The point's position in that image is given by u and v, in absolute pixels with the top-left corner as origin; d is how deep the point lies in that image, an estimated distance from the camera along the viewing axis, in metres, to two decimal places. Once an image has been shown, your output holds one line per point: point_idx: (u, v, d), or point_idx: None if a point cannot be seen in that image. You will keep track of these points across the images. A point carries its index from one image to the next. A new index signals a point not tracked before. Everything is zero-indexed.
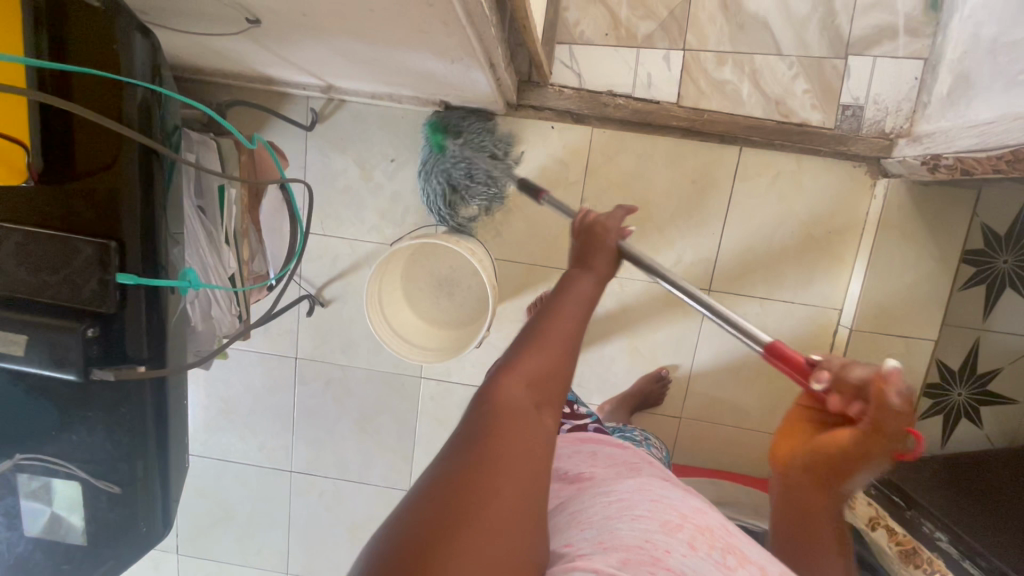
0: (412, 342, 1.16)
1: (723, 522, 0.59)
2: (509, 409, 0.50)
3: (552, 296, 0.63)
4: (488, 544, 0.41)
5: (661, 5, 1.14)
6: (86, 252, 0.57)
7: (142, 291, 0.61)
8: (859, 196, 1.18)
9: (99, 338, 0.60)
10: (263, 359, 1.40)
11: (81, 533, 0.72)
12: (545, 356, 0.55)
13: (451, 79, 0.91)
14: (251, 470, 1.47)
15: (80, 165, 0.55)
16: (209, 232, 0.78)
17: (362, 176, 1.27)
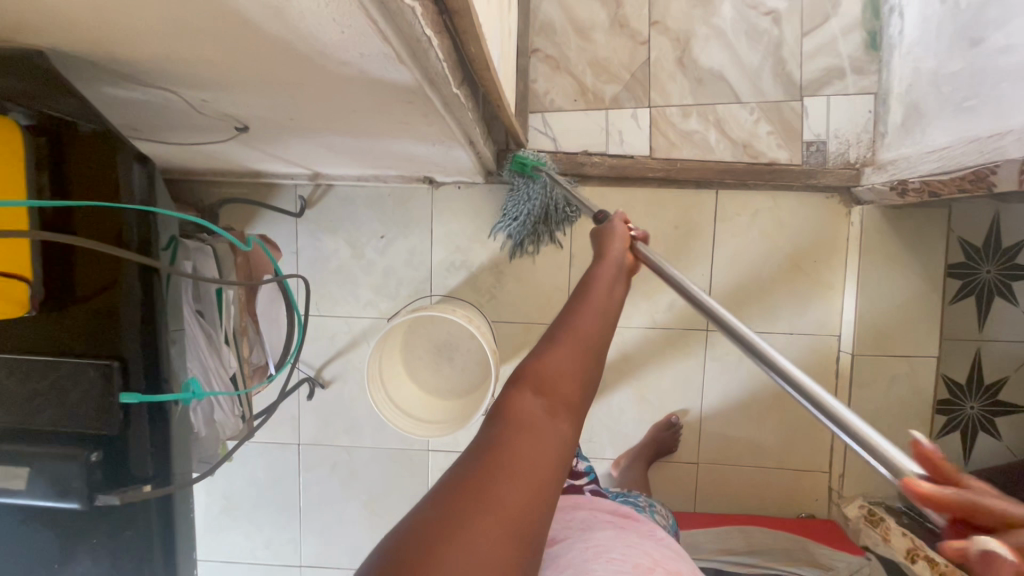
0: (417, 416, 1.14)
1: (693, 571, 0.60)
2: (524, 411, 0.49)
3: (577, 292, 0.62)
4: (483, 547, 0.40)
5: (623, 69, 1.22)
6: (89, 375, 0.57)
7: (146, 408, 0.61)
8: (836, 224, 1.22)
9: (103, 462, 0.60)
10: (265, 449, 1.37)
11: None
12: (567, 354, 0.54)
13: (433, 159, 0.95)
14: (258, 570, 1.40)
15: (81, 289, 0.57)
16: (209, 334, 0.80)
17: (354, 254, 1.29)
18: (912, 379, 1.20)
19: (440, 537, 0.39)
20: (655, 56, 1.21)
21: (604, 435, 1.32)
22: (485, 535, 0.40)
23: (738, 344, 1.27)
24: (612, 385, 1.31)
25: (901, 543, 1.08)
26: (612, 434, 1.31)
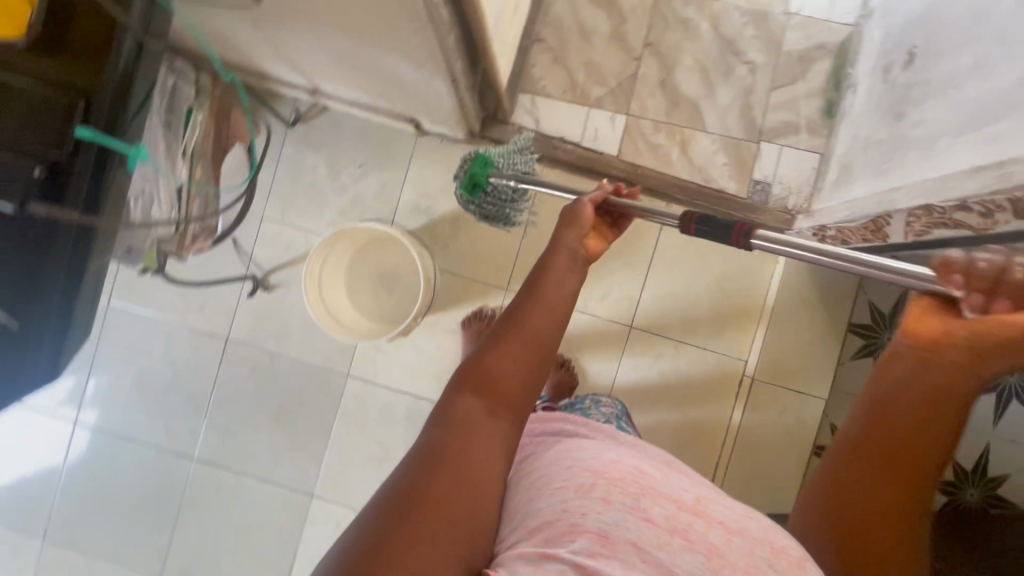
0: (342, 324, 1.24)
1: (635, 471, 0.67)
2: (468, 420, 0.62)
3: (528, 300, 0.73)
4: (434, 544, 0.51)
5: (612, 76, 1.35)
6: (55, 104, 0.66)
7: (95, 149, 0.67)
8: (765, 259, 1.34)
9: (46, 180, 0.67)
10: (194, 335, 1.41)
11: None
12: (507, 365, 0.66)
13: (419, 89, 1.06)
14: (150, 452, 1.41)
15: (74, 38, 0.66)
16: (170, 142, 0.88)
17: (329, 175, 1.38)
18: (798, 414, 1.30)
19: (397, 537, 0.50)
20: (643, 73, 1.35)
21: None
22: (434, 526, 0.52)
23: (655, 346, 1.36)
24: None
25: None
26: None
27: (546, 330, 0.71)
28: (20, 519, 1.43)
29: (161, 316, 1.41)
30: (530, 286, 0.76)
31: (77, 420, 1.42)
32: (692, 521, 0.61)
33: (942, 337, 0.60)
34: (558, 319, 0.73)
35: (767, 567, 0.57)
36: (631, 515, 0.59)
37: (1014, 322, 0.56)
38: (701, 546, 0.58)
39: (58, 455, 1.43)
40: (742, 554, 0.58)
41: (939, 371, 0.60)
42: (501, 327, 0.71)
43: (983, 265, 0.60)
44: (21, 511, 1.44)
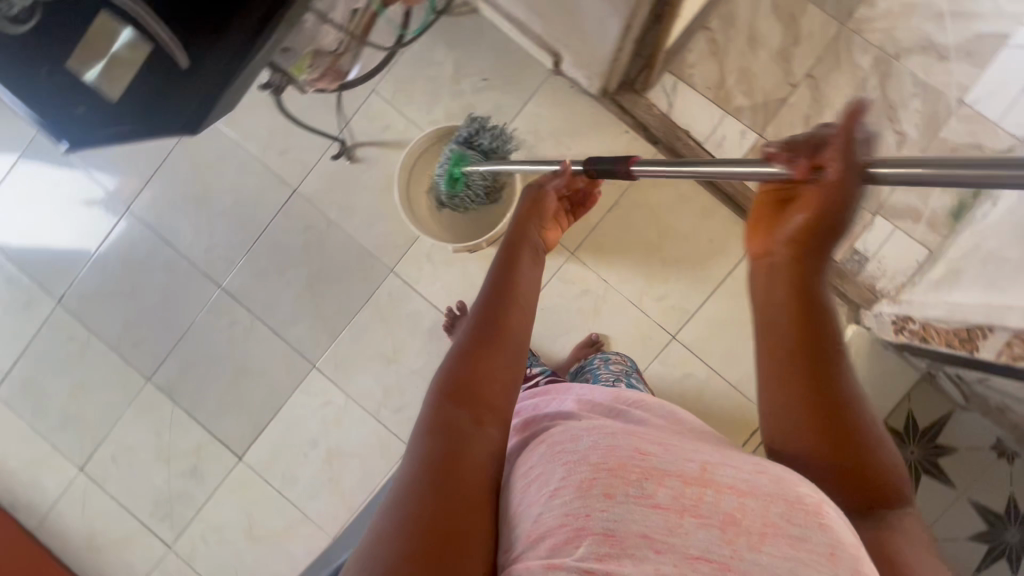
0: (419, 219, 1.27)
1: (637, 450, 0.55)
2: (451, 437, 0.58)
3: (492, 298, 0.72)
4: None
5: (762, 92, 1.30)
6: None
7: None
8: None
9: None
10: (264, 174, 1.40)
11: (99, 92, 0.54)
12: (477, 367, 0.64)
13: (586, 22, 1.03)
14: (183, 265, 1.43)
15: None
16: None
17: (452, 76, 1.35)
18: None
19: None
20: (793, 101, 1.30)
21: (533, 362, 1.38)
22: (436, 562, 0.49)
23: (689, 366, 1.34)
24: (569, 327, 1.37)
25: None
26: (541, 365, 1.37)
27: (514, 326, 0.69)
28: (45, 275, 1.47)
29: (242, 143, 1.40)
30: (492, 283, 0.74)
31: (130, 207, 1.44)
32: (701, 491, 0.52)
33: (770, 240, 0.64)
34: (526, 312, 0.72)
35: (787, 525, 0.50)
36: (636, 505, 0.52)
37: (812, 197, 0.58)
38: (714, 518, 0.50)
39: (101, 232, 1.46)
40: (761, 521, 0.50)
41: (783, 265, 0.62)
42: (468, 333, 0.68)
43: (799, 134, 0.61)
44: (48, 269, 1.47)
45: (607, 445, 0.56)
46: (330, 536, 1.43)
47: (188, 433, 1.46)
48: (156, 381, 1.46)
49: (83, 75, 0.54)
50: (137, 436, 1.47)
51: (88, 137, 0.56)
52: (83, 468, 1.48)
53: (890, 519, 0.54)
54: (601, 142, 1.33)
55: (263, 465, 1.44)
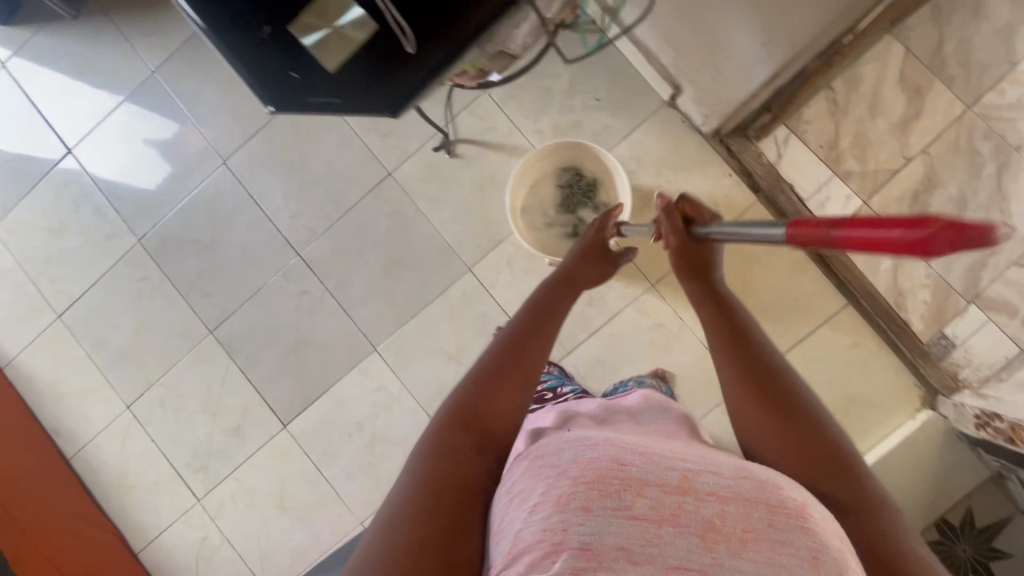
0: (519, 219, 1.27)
1: (617, 465, 0.55)
2: (447, 457, 0.61)
3: (511, 335, 0.76)
4: None
5: (873, 160, 1.29)
6: None
7: None
8: (900, 410, 1.29)
9: None
10: (363, 152, 1.42)
11: (314, 64, 0.56)
12: (484, 393, 0.68)
13: (727, 64, 1.03)
14: (266, 226, 1.45)
15: None
16: None
17: (565, 90, 1.36)
18: None
19: None
20: (904, 174, 1.28)
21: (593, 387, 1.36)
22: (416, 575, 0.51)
23: None
24: (637, 358, 1.35)
25: None
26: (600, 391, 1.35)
27: (528, 363, 0.72)
28: (131, 212, 1.50)
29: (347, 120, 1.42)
30: (517, 322, 0.79)
31: (224, 161, 1.46)
32: (681, 501, 0.52)
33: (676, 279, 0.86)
34: (541, 351, 0.75)
35: (768, 529, 0.50)
36: (618, 521, 0.51)
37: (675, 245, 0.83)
38: (695, 527, 0.51)
39: (191, 180, 1.48)
40: (740, 527, 0.50)
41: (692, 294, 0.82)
42: (482, 362, 0.72)
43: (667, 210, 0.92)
44: (135, 208, 1.50)
45: (593, 463, 0.55)
46: (358, 520, 1.42)
47: (238, 392, 1.47)
48: (216, 335, 1.47)
49: (302, 39, 0.55)
50: (187, 385, 1.48)
51: (285, 99, 0.58)
52: (131, 406, 1.50)
53: (857, 504, 0.56)
54: (702, 182, 1.33)
55: (305, 437, 1.44)
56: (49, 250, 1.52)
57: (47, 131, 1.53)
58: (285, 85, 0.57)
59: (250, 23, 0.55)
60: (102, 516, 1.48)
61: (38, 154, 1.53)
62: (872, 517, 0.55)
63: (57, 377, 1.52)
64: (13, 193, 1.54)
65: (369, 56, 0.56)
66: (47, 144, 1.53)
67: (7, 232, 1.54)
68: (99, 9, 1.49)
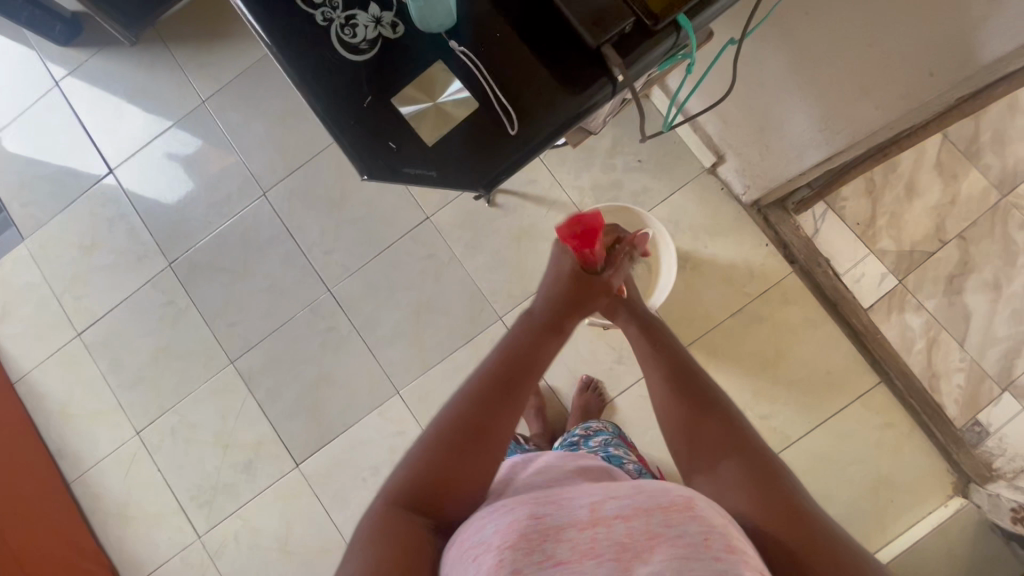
0: None
1: (532, 516, 0.49)
2: (396, 530, 0.54)
3: (474, 390, 0.67)
4: None
5: (910, 241, 1.30)
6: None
7: (672, 39, 0.60)
8: (931, 496, 1.24)
9: (619, 36, 0.59)
10: (405, 195, 1.43)
11: (411, 138, 0.61)
12: (442, 460, 0.60)
13: (778, 140, 1.06)
14: (300, 260, 1.45)
15: None
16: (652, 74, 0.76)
17: (608, 150, 1.38)
18: None
19: None
20: (939, 257, 1.30)
21: None
22: None
23: None
24: None
25: None
26: None
27: (495, 421, 0.64)
28: (165, 236, 1.50)
29: None
30: (483, 368, 0.71)
31: (264, 193, 1.47)
32: (595, 532, 0.48)
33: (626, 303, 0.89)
34: (513, 410, 0.67)
35: (666, 528, 0.47)
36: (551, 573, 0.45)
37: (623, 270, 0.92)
38: (608, 552, 0.46)
39: (228, 209, 1.49)
40: (645, 537, 0.47)
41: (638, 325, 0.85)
42: (440, 420, 0.64)
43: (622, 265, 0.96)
44: (170, 231, 1.50)
45: (509, 519, 0.49)
46: None
47: (253, 426, 1.43)
48: (238, 366, 1.44)
49: (399, 108, 0.61)
50: (202, 415, 1.44)
51: (375, 165, 0.61)
52: (140, 433, 1.46)
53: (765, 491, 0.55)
54: (739, 249, 1.33)
55: (317, 478, 1.39)
56: (79, 267, 1.52)
57: (92, 151, 1.55)
58: (377, 148, 0.61)
59: (355, 93, 0.62)
60: (97, 548, 1.42)
61: (80, 173, 1.55)
62: (770, 480, 0.56)
63: (69, 397, 1.49)
64: (51, 209, 1.55)
65: (462, 133, 0.61)
66: (90, 163, 1.55)
67: (39, 247, 1.54)
68: (159, 39, 1.54)
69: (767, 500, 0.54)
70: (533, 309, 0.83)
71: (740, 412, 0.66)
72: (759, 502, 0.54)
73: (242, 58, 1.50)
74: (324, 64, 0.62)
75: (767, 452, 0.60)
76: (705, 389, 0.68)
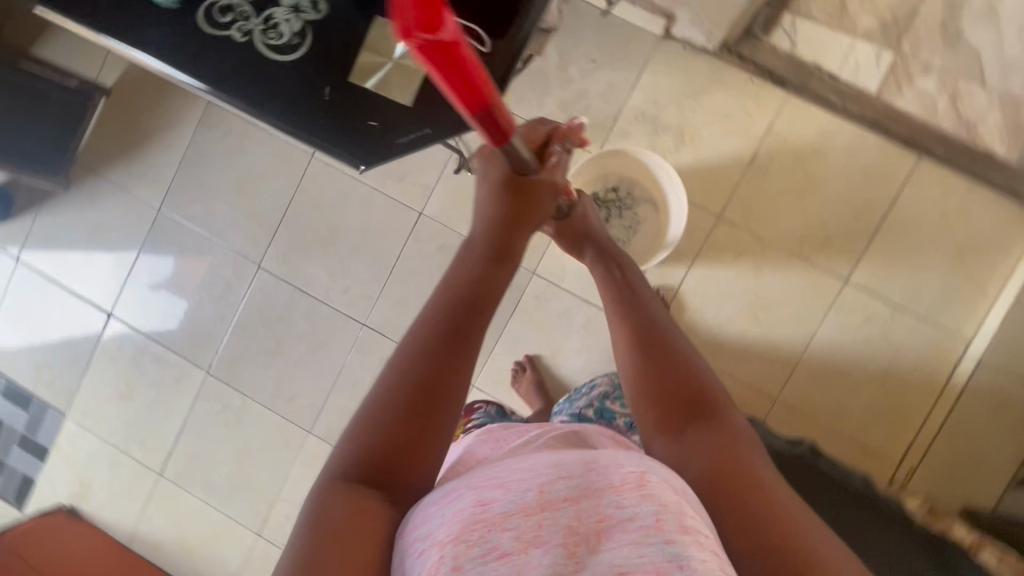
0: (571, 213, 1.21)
1: (477, 504, 0.43)
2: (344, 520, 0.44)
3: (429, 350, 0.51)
4: None
5: (888, 8, 1.23)
6: None
7: None
8: (1014, 240, 1.20)
9: None
10: (389, 203, 1.39)
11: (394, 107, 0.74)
12: (397, 431, 0.48)
13: None
14: (323, 310, 1.42)
15: None
16: None
17: (558, 65, 1.32)
18: None
19: None
20: (924, 9, 1.22)
21: (700, 338, 1.29)
22: None
23: (869, 308, 1.25)
24: (732, 292, 1.29)
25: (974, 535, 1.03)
26: (709, 343, 1.29)
27: (452, 380, 0.51)
28: (189, 349, 1.48)
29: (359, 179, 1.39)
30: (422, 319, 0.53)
31: (259, 265, 1.44)
32: (542, 519, 0.43)
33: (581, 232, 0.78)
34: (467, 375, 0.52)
35: (619, 511, 0.43)
36: (489, 572, 0.39)
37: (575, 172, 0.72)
38: (555, 538, 0.42)
39: (233, 295, 1.46)
40: (594, 519, 0.43)
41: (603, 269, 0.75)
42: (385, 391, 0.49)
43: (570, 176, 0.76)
44: (192, 342, 1.48)
45: (455, 506, 0.44)
46: None
47: None
48: (316, 433, 1.44)
49: (371, 85, 0.74)
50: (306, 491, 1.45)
51: (373, 140, 0.74)
52: (261, 533, 1.46)
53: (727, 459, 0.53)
54: (727, 98, 1.28)
55: None
56: (129, 415, 1.52)
57: (83, 306, 1.52)
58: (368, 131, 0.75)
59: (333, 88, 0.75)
60: None
61: (83, 330, 1.53)
62: (739, 454, 0.54)
63: (179, 532, 1.50)
64: (75, 376, 1.54)
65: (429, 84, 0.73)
66: (86, 318, 1.53)
67: (83, 413, 1.54)
68: (89, 171, 1.49)
69: (727, 470, 0.52)
70: (472, 237, 0.62)
71: (711, 380, 0.60)
72: (722, 475, 0.52)
73: (176, 151, 1.46)
74: (295, 83, 0.76)
75: (740, 420, 0.58)
76: (671, 342, 0.63)
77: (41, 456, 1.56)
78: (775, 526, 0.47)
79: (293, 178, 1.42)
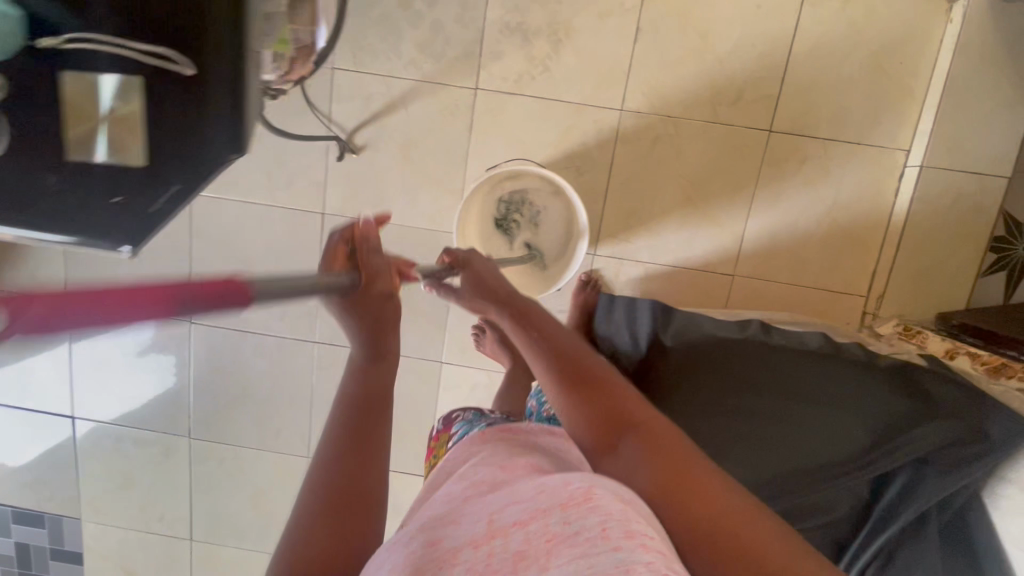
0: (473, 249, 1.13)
1: (427, 544, 0.46)
2: None
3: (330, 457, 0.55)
4: None
5: None
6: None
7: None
8: (929, 26, 1.10)
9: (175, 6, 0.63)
10: (287, 215, 1.29)
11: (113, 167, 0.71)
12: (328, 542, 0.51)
13: None
14: (270, 341, 1.38)
15: None
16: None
17: (400, 4, 1.17)
18: (976, 199, 1.10)
19: None
20: None
21: (642, 240, 1.24)
22: None
23: (800, 151, 1.17)
24: (658, 183, 1.21)
25: (940, 345, 1.02)
26: (651, 243, 1.23)
27: (367, 485, 0.55)
28: (163, 422, 1.46)
29: (248, 200, 1.29)
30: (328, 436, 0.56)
31: (190, 321, 1.38)
32: (491, 547, 0.42)
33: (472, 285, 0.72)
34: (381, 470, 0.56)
35: (563, 526, 0.39)
36: None
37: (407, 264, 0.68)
38: (504, 568, 0.40)
39: (180, 359, 1.42)
40: (543, 540, 0.39)
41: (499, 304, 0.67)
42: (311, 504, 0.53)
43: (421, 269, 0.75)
44: (161, 414, 1.46)
45: (405, 551, 0.47)
46: None
47: None
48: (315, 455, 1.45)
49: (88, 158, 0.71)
50: None
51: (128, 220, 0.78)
52: None
53: (660, 464, 0.46)
54: None
55: None
56: (138, 500, 1.53)
57: (42, 417, 1.49)
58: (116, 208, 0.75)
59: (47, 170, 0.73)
60: None
61: (55, 439, 1.51)
62: (676, 454, 0.47)
63: None
64: (70, 483, 1.54)
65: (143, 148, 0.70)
66: (51, 430, 1.50)
67: (95, 512, 1.55)
68: None
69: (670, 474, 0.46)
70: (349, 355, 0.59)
71: (632, 387, 0.53)
72: (663, 481, 0.45)
73: None
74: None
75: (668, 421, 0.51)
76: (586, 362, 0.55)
77: (77, 560, 1.60)
78: (714, 522, 0.43)
79: (183, 223, 1.32)
